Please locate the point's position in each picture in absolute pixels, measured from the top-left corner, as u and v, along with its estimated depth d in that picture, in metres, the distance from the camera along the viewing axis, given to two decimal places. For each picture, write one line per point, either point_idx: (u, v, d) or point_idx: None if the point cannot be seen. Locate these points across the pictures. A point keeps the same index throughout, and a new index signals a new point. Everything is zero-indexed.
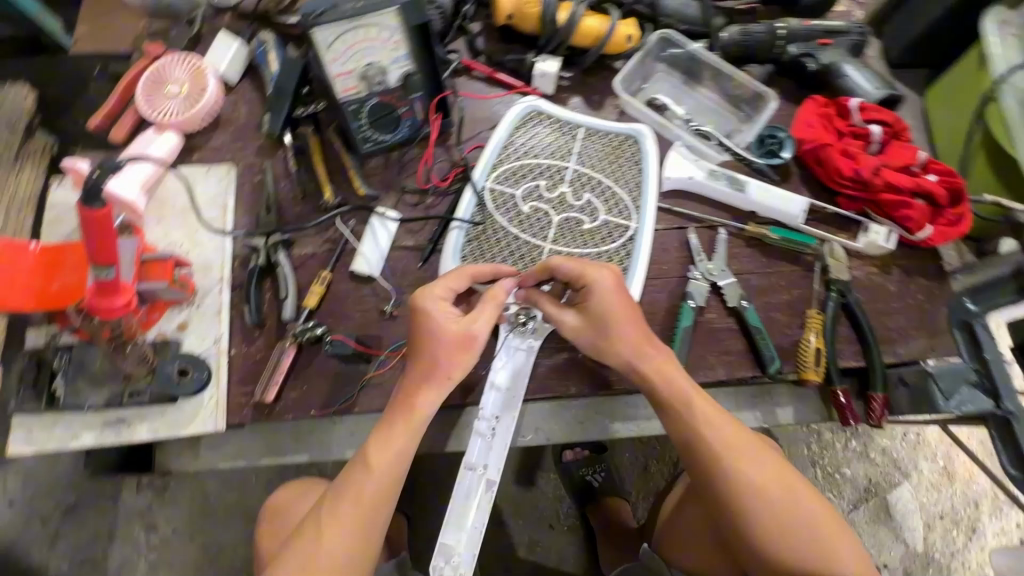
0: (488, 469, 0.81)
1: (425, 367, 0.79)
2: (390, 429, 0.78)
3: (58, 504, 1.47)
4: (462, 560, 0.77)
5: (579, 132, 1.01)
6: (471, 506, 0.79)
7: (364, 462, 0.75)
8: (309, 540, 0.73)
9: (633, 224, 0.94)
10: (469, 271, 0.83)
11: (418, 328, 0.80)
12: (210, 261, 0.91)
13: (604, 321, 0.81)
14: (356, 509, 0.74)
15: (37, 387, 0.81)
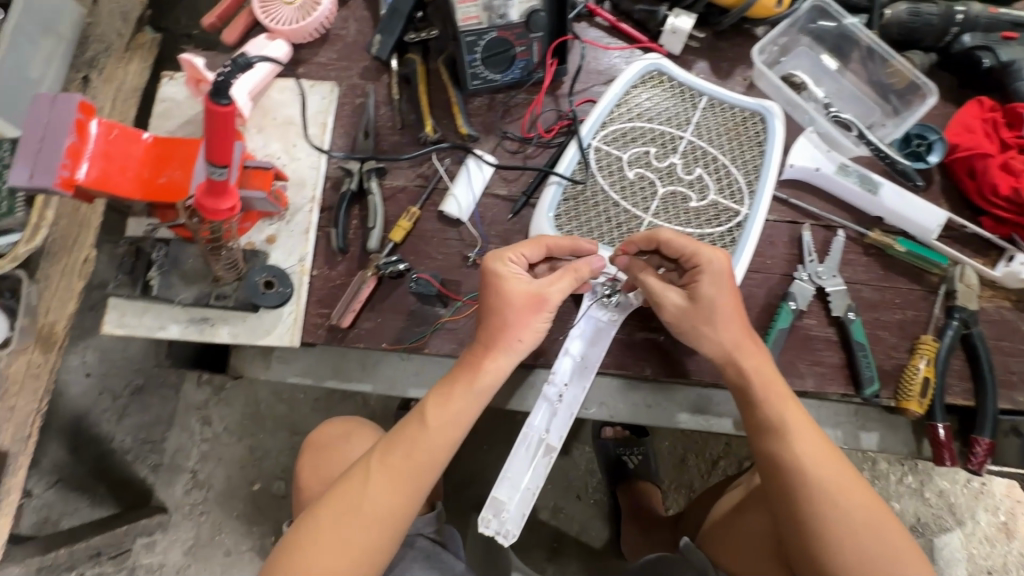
0: (549, 434, 0.80)
1: (494, 328, 0.75)
2: (451, 388, 0.76)
3: (128, 384, 1.57)
4: (510, 518, 0.77)
5: (701, 100, 0.92)
6: (526, 467, 0.78)
7: (422, 419, 0.75)
8: (356, 482, 0.74)
9: (744, 210, 0.87)
10: (542, 242, 0.78)
11: (488, 292, 0.76)
12: (304, 178, 0.90)
13: (715, 308, 0.75)
14: (409, 460, 0.74)
15: (133, 273, 0.83)
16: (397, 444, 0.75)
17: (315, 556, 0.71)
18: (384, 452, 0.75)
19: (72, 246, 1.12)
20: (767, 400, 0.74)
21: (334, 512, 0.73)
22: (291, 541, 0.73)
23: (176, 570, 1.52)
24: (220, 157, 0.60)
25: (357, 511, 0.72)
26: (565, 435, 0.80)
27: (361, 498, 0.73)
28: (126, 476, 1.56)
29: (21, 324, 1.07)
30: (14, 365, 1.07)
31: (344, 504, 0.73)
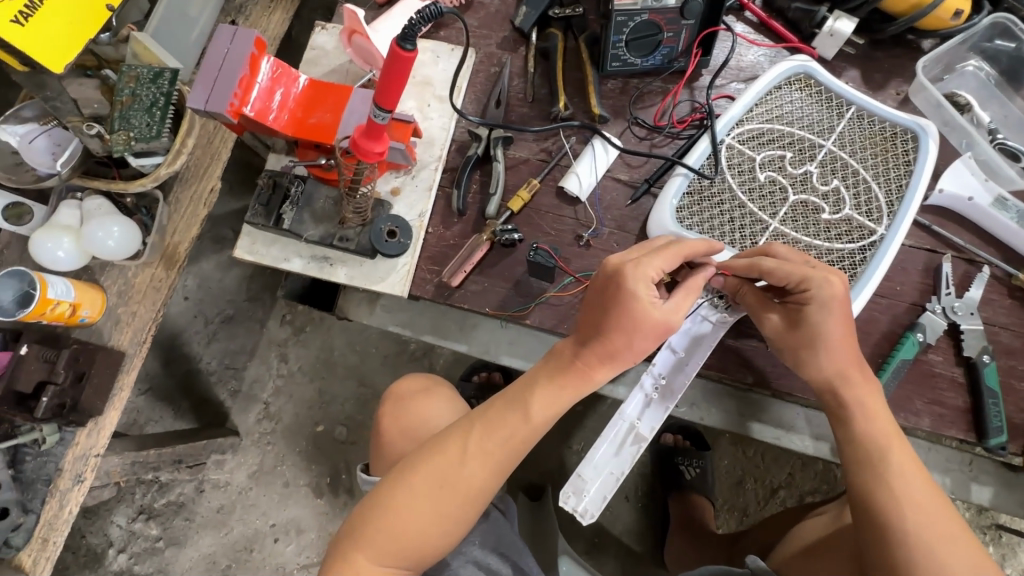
0: (639, 423, 0.80)
1: (612, 347, 0.71)
2: (557, 381, 0.74)
3: (220, 312, 1.68)
4: (590, 499, 0.77)
5: (848, 110, 0.87)
6: (612, 452, 0.79)
7: (526, 410, 0.74)
8: (451, 457, 0.74)
9: (880, 230, 0.81)
10: (678, 250, 0.71)
11: (617, 303, 0.69)
12: (434, 137, 0.93)
13: (819, 337, 0.72)
14: (504, 447, 0.74)
15: (270, 205, 0.88)
16: (495, 428, 0.74)
17: (406, 519, 0.72)
18: (482, 434, 0.74)
19: (203, 175, 1.18)
20: (869, 431, 0.70)
21: (424, 478, 0.73)
22: (379, 496, 0.74)
23: (239, 491, 1.63)
24: (387, 105, 0.64)
25: (451, 486, 0.73)
26: (657, 428, 0.80)
27: (457, 476, 0.73)
28: (207, 396, 1.67)
29: (153, 241, 1.11)
30: (139, 277, 1.13)
31: (437, 476, 0.73)
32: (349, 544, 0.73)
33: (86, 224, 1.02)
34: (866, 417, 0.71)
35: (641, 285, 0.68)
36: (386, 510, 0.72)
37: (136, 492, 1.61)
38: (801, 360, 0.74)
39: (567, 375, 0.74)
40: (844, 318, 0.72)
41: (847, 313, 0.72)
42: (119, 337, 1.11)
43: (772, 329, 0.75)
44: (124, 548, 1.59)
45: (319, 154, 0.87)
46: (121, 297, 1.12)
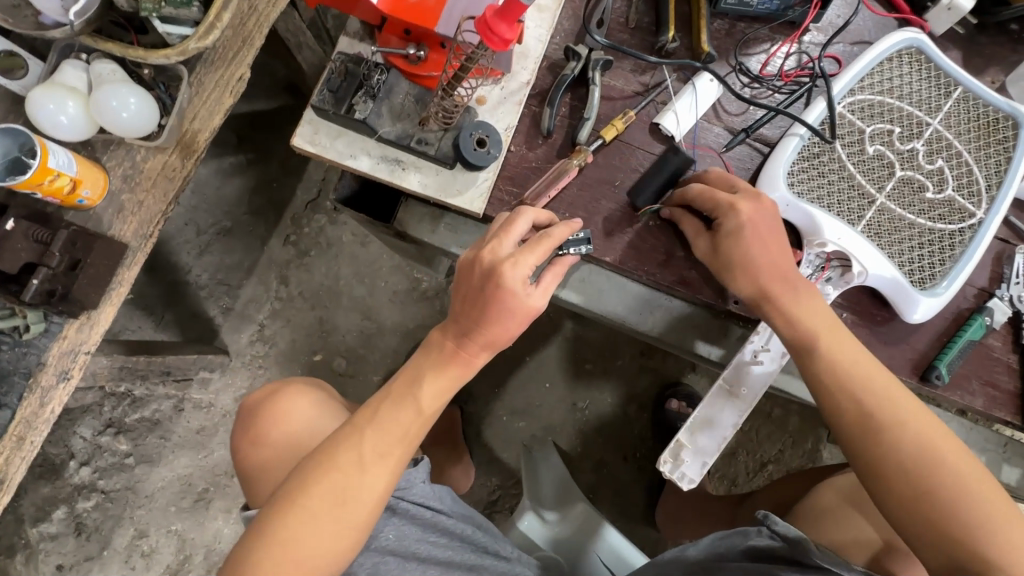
0: (739, 389, 0.77)
1: (493, 339, 0.74)
2: (442, 370, 0.76)
3: (216, 223, 1.55)
4: (689, 466, 0.76)
5: (954, 90, 0.86)
6: (708, 416, 0.76)
7: (417, 404, 0.76)
8: (348, 471, 0.73)
9: (979, 214, 0.83)
10: (549, 241, 0.72)
11: (488, 293, 0.71)
12: (528, 48, 0.85)
13: (743, 260, 0.73)
14: (398, 445, 0.76)
15: (341, 93, 0.79)
16: (382, 423, 0.75)
17: (303, 544, 0.71)
18: (376, 435, 0.75)
19: (231, 61, 1.03)
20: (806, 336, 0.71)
21: (319, 489, 0.73)
22: (286, 524, 0.71)
23: (223, 413, 1.53)
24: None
25: (351, 501, 0.73)
26: (757, 393, 0.77)
27: (357, 488, 0.73)
28: (195, 311, 1.55)
29: (170, 124, 0.98)
30: (150, 162, 0.99)
31: (336, 492, 0.73)
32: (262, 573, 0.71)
33: (97, 88, 0.90)
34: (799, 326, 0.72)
35: (522, 275, 0.70)
36: (288, 540, 0.71)
37: (105, 404, 1.48)
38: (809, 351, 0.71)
39: (447, 366, 0.76)
40: (770, 244, 0.73)
41: (774, 238, 0.73)
42: (121, 228, 0.97)
43: (703, 250, 0.77)
44: (88, 461, 1.47)
45: (407, 43, 0.79)
46: (126, 183, 0.98)
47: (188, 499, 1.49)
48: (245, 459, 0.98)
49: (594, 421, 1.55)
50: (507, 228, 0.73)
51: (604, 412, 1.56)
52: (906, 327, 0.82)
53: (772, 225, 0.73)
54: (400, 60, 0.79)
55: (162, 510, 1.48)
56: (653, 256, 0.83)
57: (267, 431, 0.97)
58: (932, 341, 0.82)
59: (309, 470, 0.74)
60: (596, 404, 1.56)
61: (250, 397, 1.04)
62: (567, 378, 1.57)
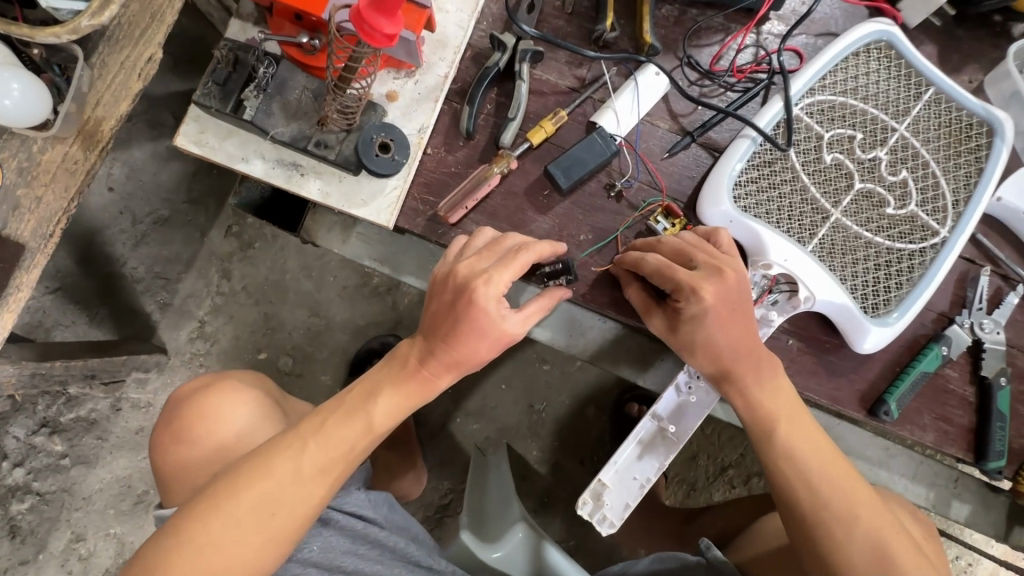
0: (670, 426, 0.72)
1: (459, 357, 0.68)
2: (398, 381, 0.73)
3: (152, 212, 1.45)
4: (611, 506, 0.70)
5: (925, 92, 0.77)
6: (636, 455, 0.71)
7: (367, 419, 0.73)
8: (283, 479, 0.70)
9: (942, 233, 0.75)
10: (526, 264, 0.65)
11: (457, 311, 0.65)
12: (447, 36, 0.75)
13: (698, 342, 0.65)
14: (333, 461, 0.72)
15: (227, 87, 0.69)
16: (327, 433, 0.72)
17: (223, 548, 0.68)
18: (319, 445, 0.71)
19: (139, 38, 0.91)
20: (756, 416, 0.66)
21: (249, 493, 0.69)
22: (209, 524, 0.68)
23: None
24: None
25: (280, 509, 0.70)
26: (688, 431, 0.72)
27: (290, 497, 0.70)
28: (131, 305, 1.47)
29: (66, 111, 0.87)
30: (48, 154, 0.88)
31: (267, 500, 0.69)
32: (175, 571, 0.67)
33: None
34: (753, 404, 0.66)
35: (488, 302, 0.63)
36: (208, 542, 0.68)
37: (39, 403, 1.42)
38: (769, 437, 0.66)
39: (404, 383, 0.73)
40: (729, 325, 0.63)
41: (733, 317, 0.63)
42: (18, 227, 0.87)
43: (658, 326, 0.69)
44: (21, 462, 1.41)
45: (300, 30, 0.69)
46: (21, 176, 0.87)
47: (127, 501, 1.44)
48: (170, 453, 0.89)
49: (551, 423, 1.50)
50: (492, 244, 0.67)
51: (562, 414, 1.50)
52: (854, 355, 0.75)
53: (736, 305, 0.63)
54: (293, 48, 0.70)
55: (100, 513, 1.43)
56: (583, 274, 0.76)
57: (196, 423, 0.88)
58: (883, 372, 0.76)
59: (240, 472, 0.71)
60: (553, 406, 1.50)
61: (185, 385, 0.95)
62: (523, 380, 1.50)
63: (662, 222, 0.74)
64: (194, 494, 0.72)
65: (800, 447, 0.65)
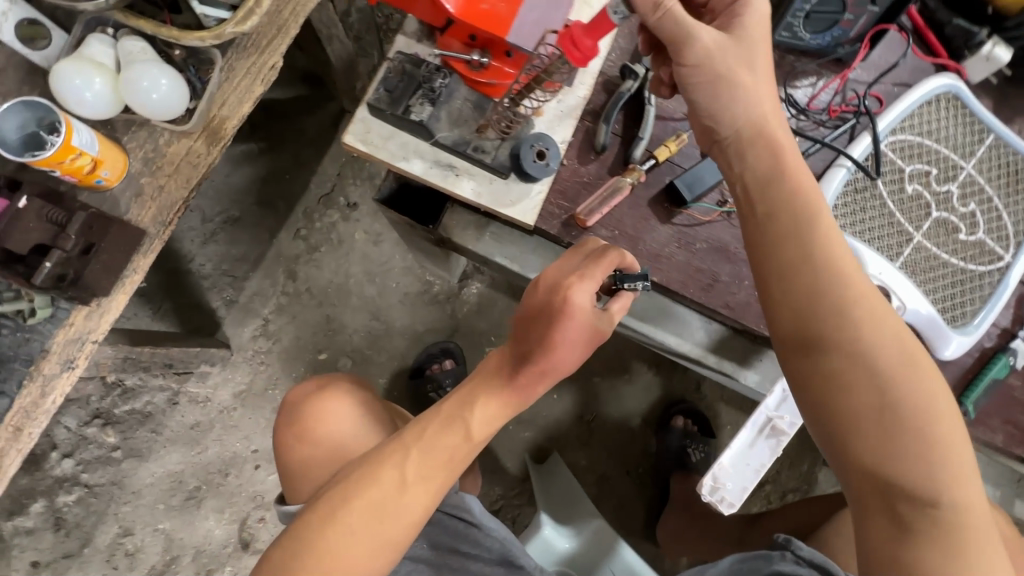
0: (780, 418, 0.78)
1: (552, 362, 0.74)
2: (496, 392, 0.77)
3: (223, 212, 1.51)
4: (729, 489, 0.78)
5: (985, 137, 0.90)
6: (749, 443, 0.78)
7: (465, 428, 0.76)
8: (392, 486, 0.74)
9: (1005, 258, 0.87)
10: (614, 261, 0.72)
11: (548, 311, 0.70)
12: (585, 62, 0.84)
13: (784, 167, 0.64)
14: (438, 468, 0.75)
15: (399, 94, 0.78)
16: (431, 441, 0.76)
17: (338, 556, 0.71)
18: (421, 453, 0.75)
19: (265, 48, 1.02)
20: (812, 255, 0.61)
21: (361, 500, 0.73)
22: (329, 529, 0.71)
23: (220, 409, 1.47)
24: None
25: (390, 515, 0.73)
26: (797, 423, 0.78)
27: (398, 504, 0.73)
28: (197, 301, 1.49)
29: (199, 108, 0.96)
30: (174, 147, 0.97)
31: (378, 506, 0.73)
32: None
33: (127, 67, 0.88)
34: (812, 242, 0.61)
35: (581, 302, 0.70)
36: (327, 547, 0.71)
37: (94, 394, 1.41)
38: (848, 314, 0.59)
39: (502, 392, 0.77)
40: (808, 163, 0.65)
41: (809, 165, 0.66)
42: (139, 213, 0.94)
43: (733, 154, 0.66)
44: (71, 453, 1.40)
45: (470, 49, 0.76)
46: (146, 166, 0.95)
47: (178, 497, 1.43)
48: (289, 454, 0.99)
49: (600, 434, 1.55)
50: (574, 247, 0.75)
51: (611, 425, 1.56)
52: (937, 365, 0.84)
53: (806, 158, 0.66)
54: (460, 65, 0.77)
55: (149, 508, 1.42)
56: (699, 278, 0.84)
57: (313, 428, 0.98)
58: (958, 379, 0.85)
59: (352, 480, 0.75)
60: (602, 417, 1.56)
61: (297, 389, 1.05)
62: (574, 391, 1.56)
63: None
64: (315, 500, 0.76)
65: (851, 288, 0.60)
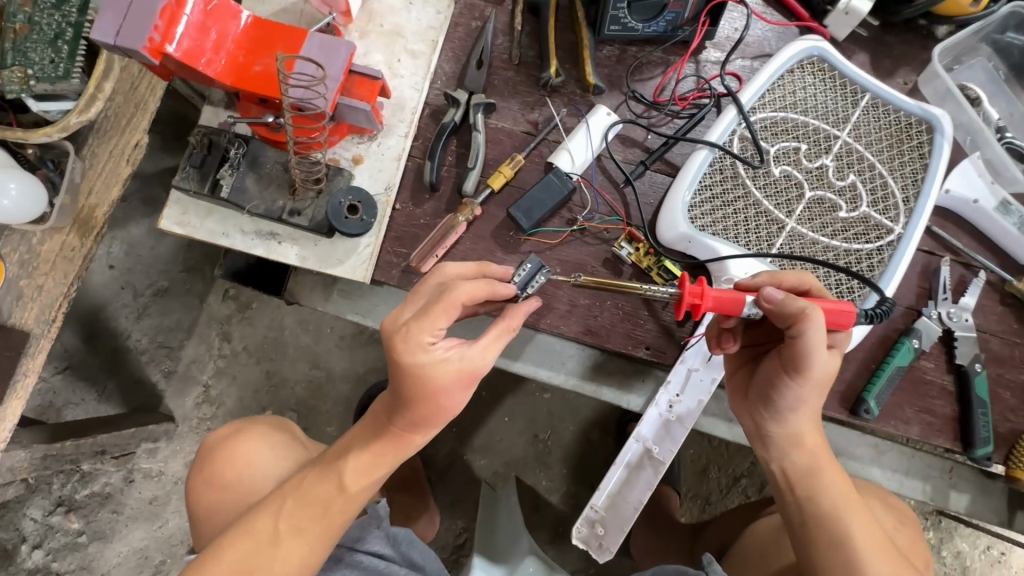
0: (654, 447, 0.74)
1: (419, 418, 0.65)
2: (377, 439, 0.70)
3: (152, 284, 1.49)
4: (606, 532, 0.72)
5: (862, 98, 0.81)
6: (624, 479, 0.73)
7: (341, 478, 0.70)
8: (261, 539, 0.67)
9: (896, 229, 0.77)
10: (458, 300, 0.59)
11: (393, 368, 0.61)
12: (404, 99, 0.80)
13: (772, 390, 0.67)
14: (318, 523, 0.69)
15: (203, 170, 0.74)
16: (309, 494, 0.69)
17: None
18: (295, 505, 0.69)
19: (124, 129, 0.91)
20: (804, 472, 0.68)
21: (229, 556, 0.66)
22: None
23: (175, 481, 1.49)
24: (833, 324, 0.64)
25: (258, 573, 0.66)
26: (671, 450, 0.74)
27: (267, 562, 0.66)
28: (137, 377, 1.50)
29: (62, 202, 0.86)
30: (46, 244, 0.87)
31: (246, 562, 0.66)
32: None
33: None
34: (791, 458, 0.69)
35: (413, 357, 0.59)
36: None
37: (53, 482, 1.44)
38: (821, 511, 0.66)
39: (381, 440, 0.70)
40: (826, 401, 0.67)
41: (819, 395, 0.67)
42: (21, 316, 0.86)
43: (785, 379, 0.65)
44: (40, 544, 1.42)
45: (266, 111, 0.73)
46: (23, 268, 0.86)
47: (146, 573, 1.46)
48: (193, 499, 0.88)
49: (557, 451, 1.50)
50: (416, 290, 0.63)
51: (568, 441, 1.50)
52: (778, 416, 0.68)
53: (821, 386, 0.66)
54: (261, 127, 0.74)
55: None
56: (556, 307, 0.78)
57: (220, 469, 0.87)
58: (859, 371, 0.77)
59: (225, 533, 0.69)
60: (559, 434, 1.50)
61: (213, 433, 0.93)
62: (525, 411, 1.51)
63: (627, 247, 0.78)
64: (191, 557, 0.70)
65: (854, 521, 0.65)
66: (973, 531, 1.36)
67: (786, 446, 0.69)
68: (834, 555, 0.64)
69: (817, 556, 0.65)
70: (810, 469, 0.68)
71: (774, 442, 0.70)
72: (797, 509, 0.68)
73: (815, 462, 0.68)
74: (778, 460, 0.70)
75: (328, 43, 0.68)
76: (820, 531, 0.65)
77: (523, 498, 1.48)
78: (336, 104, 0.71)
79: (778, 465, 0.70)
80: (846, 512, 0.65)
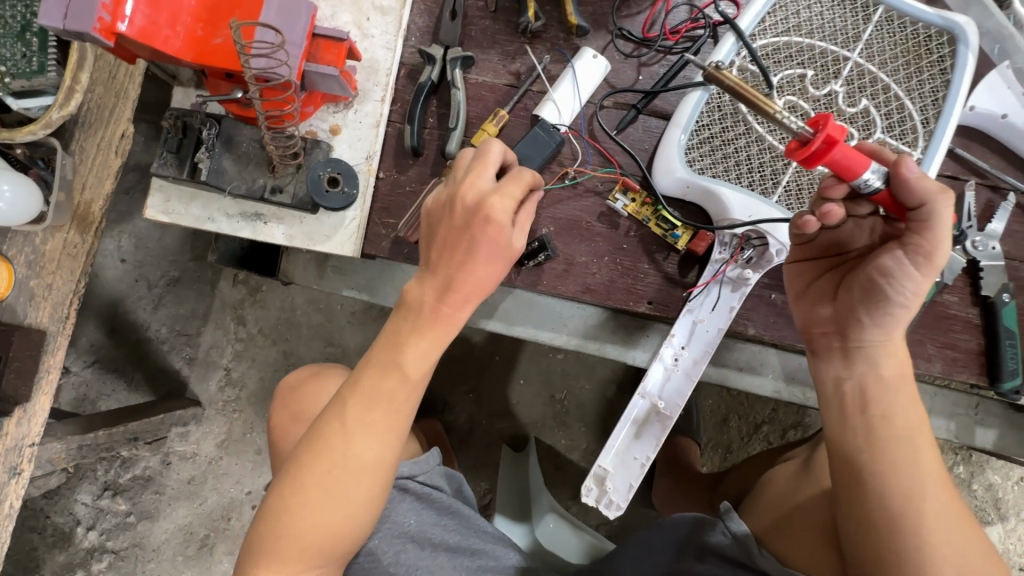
0: (660, 402, 0.72)
1: (466, 283, 0.61)
2: (425, 324, 0.62)
3: (165, 275, 1.51)
4: (615, 482, 0.72)
5: (874, 12, 0.73)
6: (633, 435, 0.73)
7: (401, 368, 0.61)
8: (336, 441, 0.60)
9: (915, 155, 0.71)
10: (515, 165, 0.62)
11: (448, 220, 0.61)
12: (377, 60, 0.76)
13: (870, 289, 0.59)
14: (386, 417, 0.61)
15: (181, 153, 0.72)
16: (371, 385, 0.61)
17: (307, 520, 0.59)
18: (360, 401, 0.61)
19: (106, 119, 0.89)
20: (885, 387, 0.61)
21: (311, 469, 0.60)
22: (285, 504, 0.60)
23: (208, 461, 1.55)
24: None
25: (344, 472, 0.60)
26: (679, 404, 0.72)
27: (346, 458, 0.60)
28: (161, 366, 1.53)
29: (58, 200, 0.83)
30: (50, 243, 0.85)
31: (329, 468, 0.60)
32: (263, 551, 0.60)
33: None
34: (876, 372, 0.61)
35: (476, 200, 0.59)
36: (285, 520, 0.59)
37: (98, 469, 1.51)
38: (894, 425, 0.60)
39: (433, 320, 0.62)
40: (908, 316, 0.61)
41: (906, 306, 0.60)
42: (37, 315, 0.85)
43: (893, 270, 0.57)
44: (93, 525, 1.51)
45: (233, 86, 0.70)
46: (30, 269, 0.84)
47: (193, 546, 1.54)
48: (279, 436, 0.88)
49: (575, 411, 1.50)
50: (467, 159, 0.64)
51: (586, 399, 1.50)
52: (879, 323, 0.60)
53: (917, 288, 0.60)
54: (232, 105, 0.71)
55: (170, 561, 1.54)
56: (552, 267, 0.76)
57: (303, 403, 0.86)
58: None
59: (301, 446, 0.62)
60: (576, 393, 1.50)
61: (288, 376, 0.94)
62: (540, 373, 1.51)
63: (621, 199, 0.74)
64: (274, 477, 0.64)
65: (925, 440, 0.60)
66: (1005, 464, 1.33)
67: (876, 355, 0.61)
68: (896, 481, 0.58)
69: (883, 475, 0.58)
70: (890, 385, 0.61)
71: (860, 354, 0.62)
72: (866, 427, 0.60)
73: (896, 379, 0.61)
74: (859, 377, 0.62)
75: (286, 4, 0.65)
76: (883, 456, 0.59)
77: (546, 457, 1.50)
78: (304, 72, 0.68)
79: (857, 382, 0.62)
80: (919, 431, 0.60)
